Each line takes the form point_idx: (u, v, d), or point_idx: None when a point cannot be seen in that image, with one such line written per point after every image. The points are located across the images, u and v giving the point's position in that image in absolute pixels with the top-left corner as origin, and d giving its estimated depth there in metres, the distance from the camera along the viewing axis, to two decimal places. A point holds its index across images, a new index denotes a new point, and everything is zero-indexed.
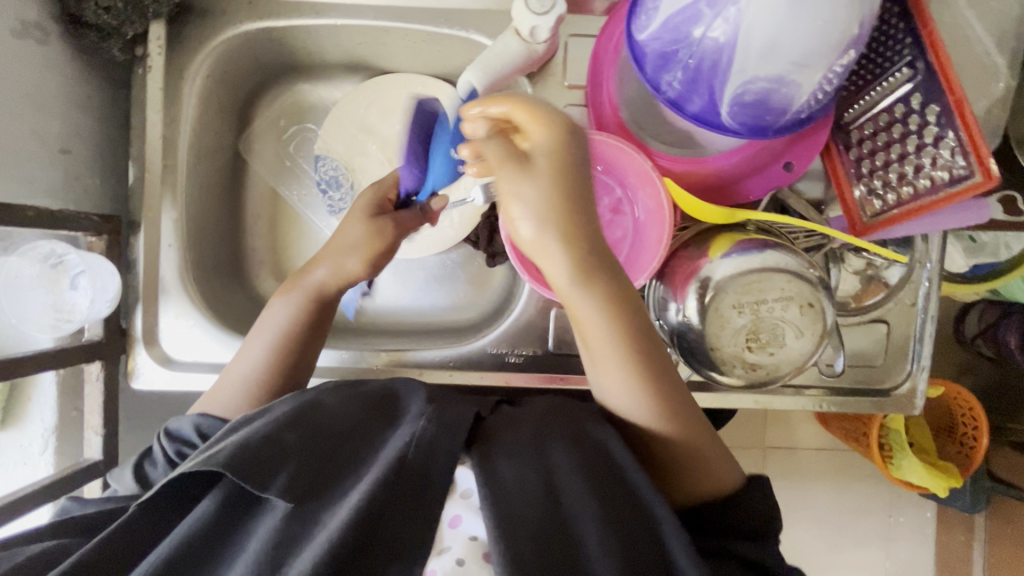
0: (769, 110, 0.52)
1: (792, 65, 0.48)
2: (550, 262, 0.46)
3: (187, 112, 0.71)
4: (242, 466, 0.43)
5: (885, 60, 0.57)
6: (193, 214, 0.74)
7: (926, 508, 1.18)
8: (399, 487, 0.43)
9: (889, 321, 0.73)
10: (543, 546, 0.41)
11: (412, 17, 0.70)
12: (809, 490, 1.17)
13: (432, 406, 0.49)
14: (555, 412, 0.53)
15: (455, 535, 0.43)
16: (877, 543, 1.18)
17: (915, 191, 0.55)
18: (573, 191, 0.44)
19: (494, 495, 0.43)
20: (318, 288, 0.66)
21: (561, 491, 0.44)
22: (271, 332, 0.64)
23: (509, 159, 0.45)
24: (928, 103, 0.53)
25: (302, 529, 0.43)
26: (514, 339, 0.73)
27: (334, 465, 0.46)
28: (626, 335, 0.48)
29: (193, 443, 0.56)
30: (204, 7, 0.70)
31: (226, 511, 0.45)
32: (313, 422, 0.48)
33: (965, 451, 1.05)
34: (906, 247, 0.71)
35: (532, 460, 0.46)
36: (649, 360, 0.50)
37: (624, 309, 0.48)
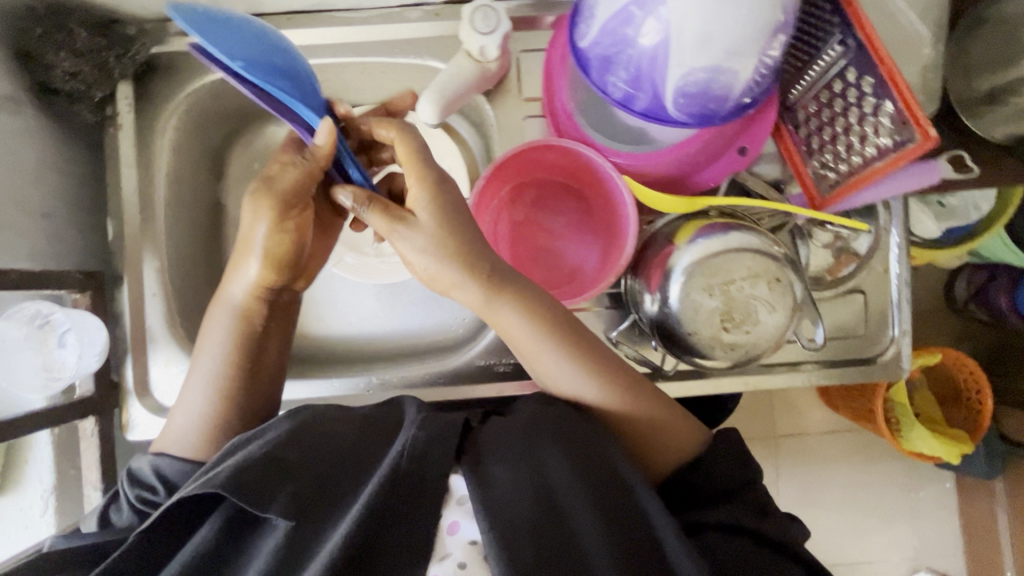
0: (712, 98, 0.54)
1: (725, 53, 0.50)
2: (461, 292, 0.55)
3: (161, 163, 0.74)
4: (242, 490, 0.44)
5: (817, 41, 0.60)
6: (175, 261, 0.75)
7: (946, 480, 1.21)
8: (395, 504, 0.44)
9: (865, 289, 0.75)
10: (545, 539, 0.43)
11: (368, 49, 0.73)
12: (829, 474, 1.20)
13: (423, 414, 0.50)
14: (543, 415, 0.52)
15: (456, 541, 0.44)
16: (903, 521, 1.21)
17: (863, 159, 0.58)
18: (463, 227, 0.54)
19: (489, 502, 0.44)
20: (246, 303, 0.61)
21: (556, 492, 0.46)
22: (211, 362, 0.61)
23: (393, 215, 0.53)
24: (863, 76, 0.56)
25: (304, 544, 0.43)
26: (500, 348, 0.74)
27: (333, 483, 0.46)
28: (565, 344, 0.55)
29: (154, 488, 0.55)
30: (169, 62, 0.73)
31: (227, 532, 0.46)
32: (311, 443, 0.48)
33: (971, 414, 1.08)
34: (870, 217, 0.74)
35: (522, 458, 0.48)
36: (585, 355, 0.55)
37: (548, 319, 0.56)
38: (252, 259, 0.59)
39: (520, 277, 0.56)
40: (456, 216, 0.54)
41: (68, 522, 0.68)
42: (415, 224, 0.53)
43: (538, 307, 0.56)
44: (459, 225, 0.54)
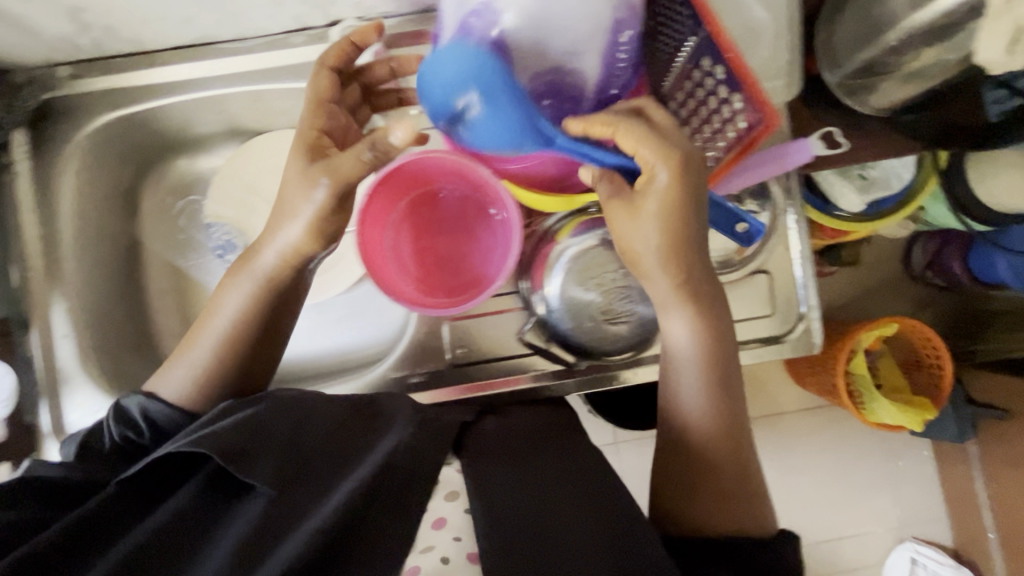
0: (566, 98, 0.55)
1: (568, 52, 0.52)
2: (653, 283, 0.57)
3: (65, 205, 0.74)
4: (232, 453, 0.47)
5: (672, 31, 0.60)
6: (87, 301, 0.76)
7: (923, 447, 1.29)
8: (391, 488, 0.49)
9: (769, 270, 0.77)
10: (533, 529, 0.49)
11: (257, 77, 0.75)
12: (812, 448, 1.28)
13: (419, 415, 0.56)
14: (530, 434, 0.62)
15: (441, 534, 0.49)
16: (886, 489, 1.28)
17: (736, 136, 0.62)
18: (689, 210, 0.53)
19: (478, 494, 0.51)
20: (274, 271, 0.58)
21: (542, 495, 0.52)
22: (220, 326, 0.60)
23: (624, 198, 0.55)
24: (716, 64, 0.58)
25: (288, 515, 0.46)
26: (413, 359, 0.75)
27: (311, 464, 0.50)
28: (708, 360, 0.58)
29: (140, 430, 0.56)
30: (63, 106, 0.74)
31: (203, 497, 0.48)
32: (303, 420, 0.53)
33: (934, 379, 1.12)
34: (764, 200, 0.75)
35: (512, 471, 0.54)
36: (722, 373, 0.59)
37: (716, 328, 0.58)
38: (295, 224, 0.55)
39: (715, 293, 0.58)
40: (696, 194, 0.53)
41: None
42: (638, 210, 0.54)
43: (704, 304, 0.57)
44: (691, 215, 0.54)
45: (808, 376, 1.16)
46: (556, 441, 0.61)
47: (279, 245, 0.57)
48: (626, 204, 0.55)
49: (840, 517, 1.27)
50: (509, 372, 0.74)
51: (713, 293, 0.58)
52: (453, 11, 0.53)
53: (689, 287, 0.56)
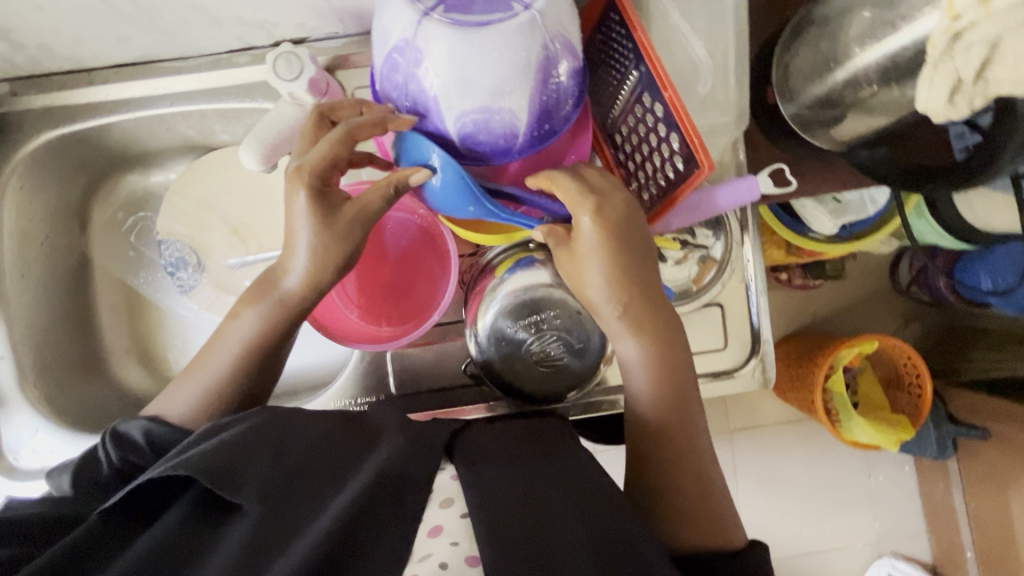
0: (496, 136, 0.53)
1: (491, 95, 0.50)
2: (588, 276, 0.54)
3: (6, 224, 0.73)
4: (213, 471, 0.43)
5: (621, 65, 0.59)
6: (25, 322, 0.75)
7: (904, 462, 1.27)
8: (379, 501, 0.43)
9: (722, 302, 0.75)
10: (533, 537, 0.42)
11: (199, 96, 0.73)
12: (788, 463, 1.26)
13: (406, 429, 0.52)
14: (528, 437, 0.55)
15: (436, 541, 0.42)
16: (864, 505, 1.27)
17: (668, 181, 0.58)
18: (629, 238, 0.53)
19: (473, 494, 0.45)
20: (292, 295, 0.57)
21: (535, 495, 0.46)
22: (241, 343, 0.58)
23: (567, 250, 0.54)
24: (655, 101, 0.55)
25: (276, 533, 0.42)
26: (351, 388, 0.73)
27: (301, 479, 0.46)
28: (660, 362, 0.55)
29: (139, 450, 0.52)
30: (2, 123, 0.72)
31: (189, 517, 0.44)
32: (284, 429, 0.49)
33: (913, 399, 1.10)
34: (717, 228, 0.74)
35: (506, 469, 0.48)
36: (670, 365, 0.56)
37: (664, 365, 0.56)
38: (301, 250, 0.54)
39: (660, 305, 0.56)
40: (627, 230, 0.53)
41: None
42: (575, 251, 0.54)
43: (650, 328, 0.55)
44: (623, 248, 0.53)
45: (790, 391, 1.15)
46: (565, 441, 0.56)
47: (298, 269, 0.55)
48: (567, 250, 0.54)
49: (814, 533, 1.26)
50: (452, 402, 0.72)
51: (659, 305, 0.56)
52: (380, 45, 0.52)
53: (634, 313, 0.54)
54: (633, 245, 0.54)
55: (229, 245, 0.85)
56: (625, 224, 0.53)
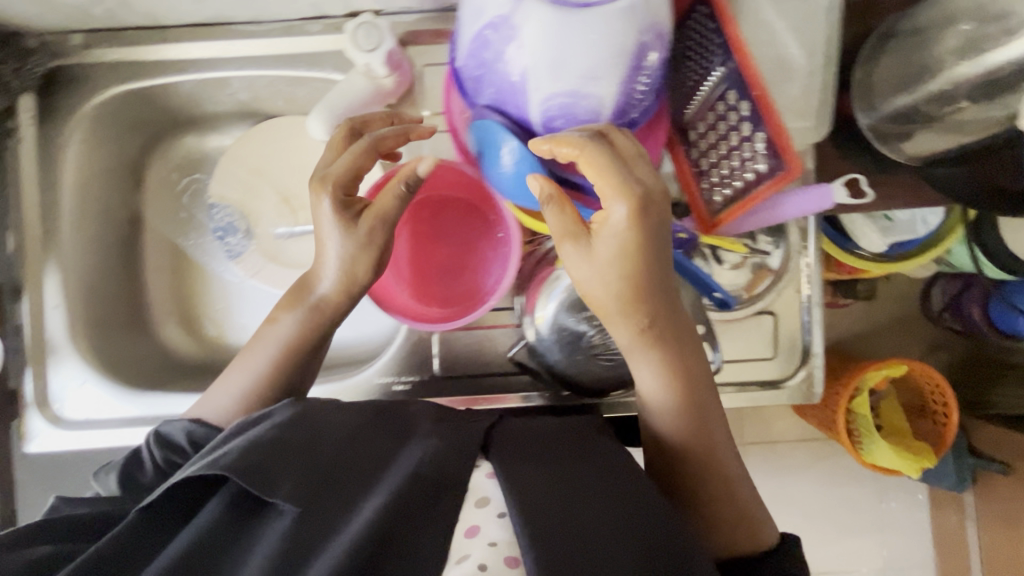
0: (580, 122, 0.53)
1: (583, 79, 0.49)
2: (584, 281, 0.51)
3: (67, 174, 0.74)
4: (246, 470, 0.43)
5: (704, 60, 0.58)
6: (78, 273, 0.76)
7: (918, 491, 1.21)
8: (416, 501, 0.42)
9: (776, 311, 0.74)
10: (577, 546, 0.40)
11: (269, 63, 0.73)
12: (796, 479, 1.22)
13: (441, 426, 0.50)
14: (565, 433, 0.52)
15: (474, 542, 0.41)
16: (869, 530, 1.21)
17: (744, 182, 0.58)
18: (652, 242, 0.49)
19: (513, 491, 0.43)
20: (324, 302, 0.60)
21: (578, 496, 0.43)
22: (276, 344, 0.60)
23: (576, 231, 0.50)
24: (741, 100, 0.55)
25: (313, 532, 0.41)
26: (398, 365, 0.73)
27: (335, 475, 0.44)
28: (676, 378, 0.52)
29: (181, 451, 0.55)
30: (70, 74, 0.72)
31: (227, 512, 0.44)
32: (314, 425, 0.47)
33: (937, 429, 1.09)
34: (778, 237, 0.73)
35: (546, 469, 0.46)
36: (692, 376, 0.53)
37: (682, 373, 0.52)
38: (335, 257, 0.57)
39: (681, 323, 0.53)
40: (660, 233, 0.49)
41: None
42: (592, 249, 0.50)
43: (669, 342, 0.52)
44: (645, 251, 0.49)
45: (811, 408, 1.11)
46: (600, 435, 0.52)
47: (329, 275, 0.58)
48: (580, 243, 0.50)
49: (825, 559, 1.21)
50: (495, 389, 0.72)
51: (683, 331, 0.53)
52: (471, 21, 0.51)
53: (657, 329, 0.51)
54: (658, 251, 0.50)
55: (280, 216, 0.85)
56: (639, 215, 0.48)
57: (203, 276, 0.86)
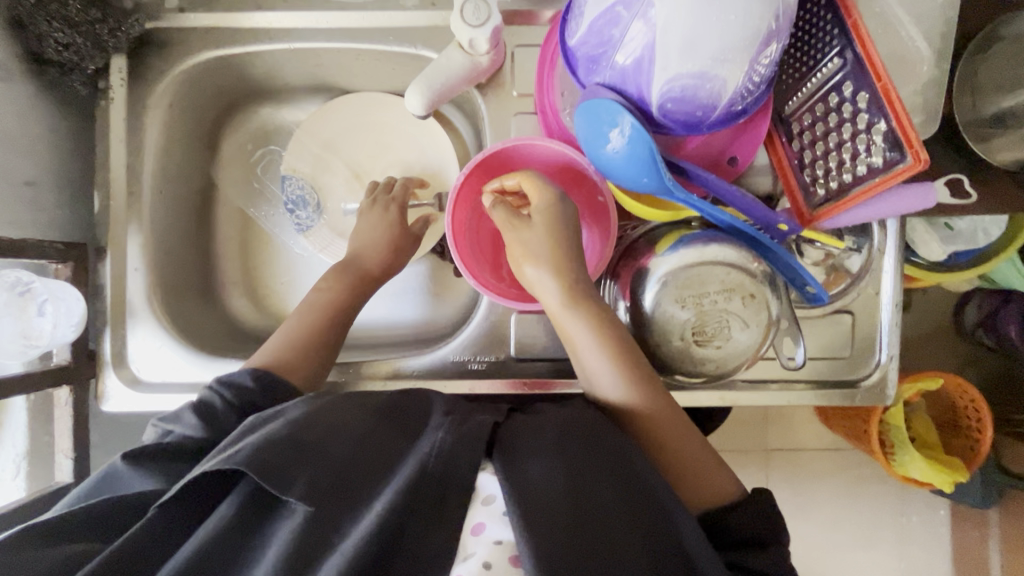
0: (698, 105, 0.53)
1: (713, 60, 0.49)
2: (544, 290, 0.59)
3: (151, 136, 0.73)
4: (261, 468, 0.45)
5: (817, 51, 0.57)
6: (158, 237, 0.75)
7: (940, 507, 1.15)
8: (423, 499, 0.45)
9: (853, 311, 0.73)
10: (574, 536, 0.43)
11: (361, 36, 0.73)
12: (817, 488, 1.16)
13: (450, 418, 0.51)
14: (572, 423, 0.53)
15: (480, 541, 0.45)
16: (888, 546, 1.15)
17: (853, 177, 0.56)
18: (565, 235, 0.59)
19: (514, 489, 0.45)
20: (349, 282, 0.72)
21: (582, 488, 0.46)
22: (288, 329, 0.67)
23: (509, 218, 0.61)
24: (859, 91, 0.53)
25: (323, 532, 0.44)
26: (475, 345, 0.73)
27: (349, 469, 0.47)
28: (614, 347, 0.56)
29: (225, 411, 0.56)
30: (162, 37, 0.72)
31: (242, 510, 0.47)
32: (324, 425, 0.49)
33: (968, 444, 1.05)
34: (863, 237, 0.71)
35: (555, 461, 0.48)
36: (632, 358, 0.57)
37: (615, 343, 0.57)
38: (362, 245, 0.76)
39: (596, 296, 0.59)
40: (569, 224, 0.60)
41: (36, 489, 0.68)
42: (529, 224, 0.60)
43: (593, 307, 0.58)
44: (561, 234, 0.59)
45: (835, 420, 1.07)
46: (606, 426, 0.54)
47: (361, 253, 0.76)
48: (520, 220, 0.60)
49: None
50: (567, 374, 0.72)
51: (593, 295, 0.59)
52: None
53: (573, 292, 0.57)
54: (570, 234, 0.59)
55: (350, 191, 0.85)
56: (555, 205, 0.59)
57: (270, 248, 0.86)
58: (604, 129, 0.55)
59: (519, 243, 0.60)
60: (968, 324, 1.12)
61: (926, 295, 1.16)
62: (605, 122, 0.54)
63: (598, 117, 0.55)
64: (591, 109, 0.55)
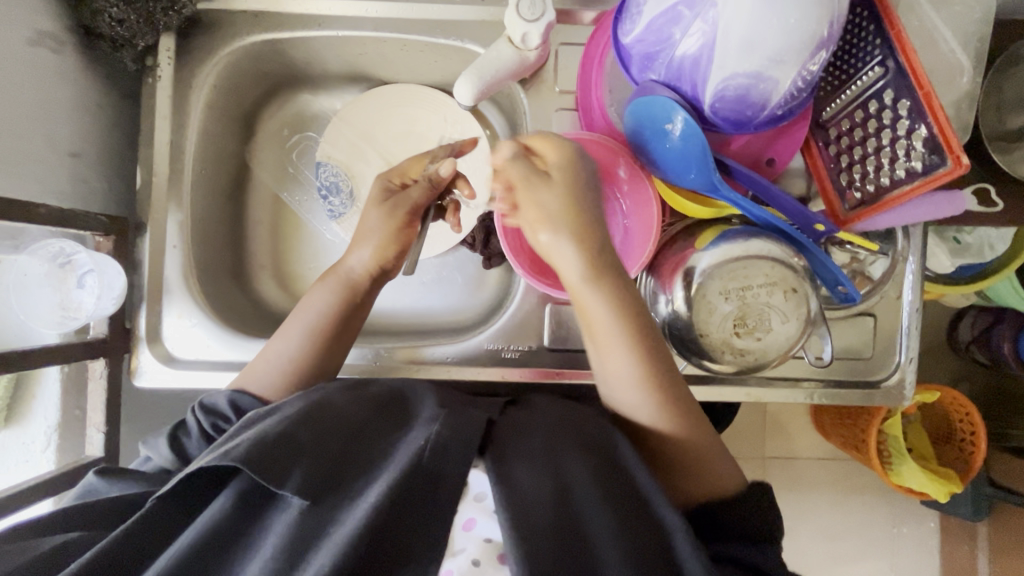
0: (749, 105, 0.55)
1: (769, 60, 0.51)
2: (564, 261, 0.55)
3: (193, 117, 0.74)
4: (258, 463, 0.45)
5: (858, 60, 0.59)
6: (197, 216, 0.76)
7: (930, 518, 1.18)
8: (414, 494, 0.46)
9: (876, 314, 0.75)
10: (561, 542, 0.45)
11: (408, 27, 0.74)
12: (817, 496, 1.17)
13: (443, 410, 0.51)
14: (564, 422, 0.54)
15: (469, 536, 0.48)
16: (884, 555, 1.17)
17: (891, 180, 0.58)
18: (580, 203, 0.55)
19: (504, 496, 0.46)
20: (357, 278, 0.68)
21: (571, 496, 0.47)
22: (307, 320, 0.66)
23: (532, 174, 0.56)
24: (900, 98, 0.56)
25: (319, 525, 0.45)
26: (509, 334, 0.74)
27: (346, 465, 0.48)
28: (635, 333, 0.55)
29: (227, 417, 0.59)
30: (210, 19, 0.73)
31: (242, 504, 0.47)
32: (325, 419, 0.50)
33: (963, 455, 1.06)
34: (888, 243, 0.74)
35: (542, 464, 0.49)
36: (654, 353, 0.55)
37: (634, 324, 0.55)
38: (366, 247, 0.68)
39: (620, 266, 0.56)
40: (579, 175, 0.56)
41: (67, 462, 0.68)
42: (549, 179, 0.55)
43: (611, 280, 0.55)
44: (581, 201, 0.55)
45: (833, 430, 1.09)
46: (599, 425, 0.55)
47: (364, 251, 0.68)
48: (541, 177, 0.56)
49: None
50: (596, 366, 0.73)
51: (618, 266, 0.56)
52: None
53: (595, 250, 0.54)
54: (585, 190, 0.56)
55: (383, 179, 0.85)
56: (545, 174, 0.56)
57: (299, 233, 0.86)
58: (660, 125, 0.57)
59: (532, 203, 0.55)
60: (961, 341, 1.13)
61: (926, 309, 1.18)
62: (665, 118, 0.56)
63: (653, 114, 0.57)
64: (648, 105, 0.57)
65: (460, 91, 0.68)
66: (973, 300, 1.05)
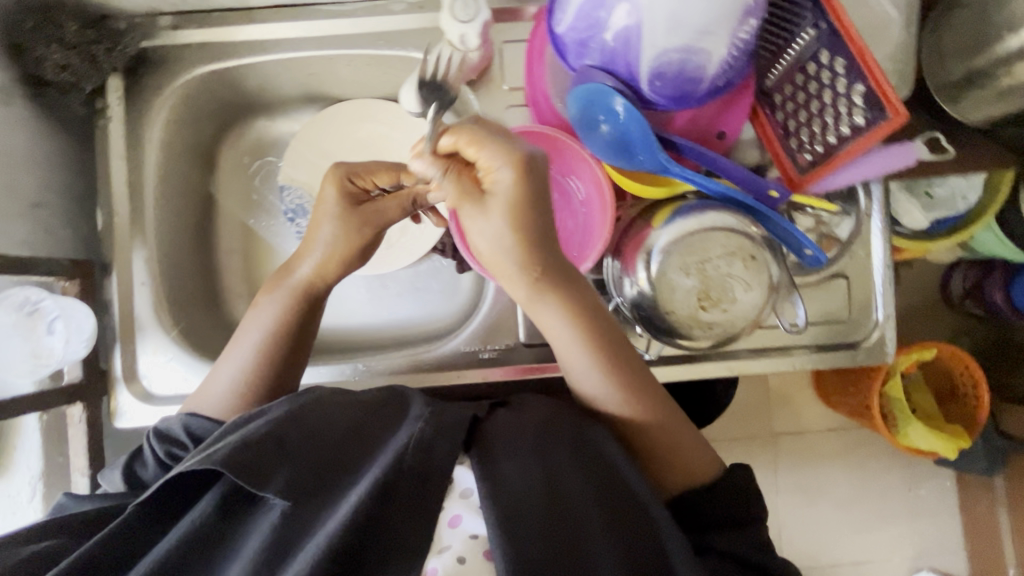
0: (686, 80, 0.56)
1: (697, 33, 0.53)
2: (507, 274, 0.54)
3: (149, 153, 0.75)
4: (241, 468, 0.45)
5: (790, 24, 0.59)
6: (163, 251, 0.76)
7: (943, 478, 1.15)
8: (400, 490, 0.45)
9: (849, 275, 0.75)
10: (550, 539, 0.44)
11: (352, 42, 0.75)
12: (824, 466, 1.16)
13: (430, 409, 0.51)
14: (556, 414, 0.53)
15: (455, 533, 0.46)
16: (900, 519, 1.16)
17: (837, 139, 0.59)
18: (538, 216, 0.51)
19: (488, 491, 0.45)
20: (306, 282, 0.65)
21: (560, 492, 0.46)
22: (255, 337, 0.63)
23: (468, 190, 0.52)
24: (835, 57, 0.56)
25: (303, 528, 0.44)
26: (485, 334, 0.74)
27: (333, 468, 0.47)
28: (592, 342, 0.54)
29: (183, 444, 0.57)
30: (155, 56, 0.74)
31: (220, 515, 0.46)
32: (311, 424, 0.49)
33: (969, 408, 1.05)
34: (850, 204, 0.74)
35: (530, 461, 0.48)
36: (620, 360, 0.55)
37: (592, 329, 0.54)
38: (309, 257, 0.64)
39: (575, 275, 0.55)
40: (541, 199, 0.51)
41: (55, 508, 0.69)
42: (483, 204, 0.51)
43: (563, 295, 0.54)
44: (528, 218, 0.51)
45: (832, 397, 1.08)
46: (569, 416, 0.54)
47: (316, 258, 0.64)
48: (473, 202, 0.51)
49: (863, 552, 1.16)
50: None
51: (572, 275, 0.55)
52: None
53: (548, 281, 0.53)
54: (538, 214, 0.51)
55: None
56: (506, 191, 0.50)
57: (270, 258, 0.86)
58: (603, 102, 0.57)
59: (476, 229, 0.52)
60: (955, 293, 1.12)
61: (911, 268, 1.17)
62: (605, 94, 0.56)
63: (593, 94, 0.57)
64: (587, 85, 0.57)
65: (406, 98, 0.68)
66: (957, 254, 1.04)
